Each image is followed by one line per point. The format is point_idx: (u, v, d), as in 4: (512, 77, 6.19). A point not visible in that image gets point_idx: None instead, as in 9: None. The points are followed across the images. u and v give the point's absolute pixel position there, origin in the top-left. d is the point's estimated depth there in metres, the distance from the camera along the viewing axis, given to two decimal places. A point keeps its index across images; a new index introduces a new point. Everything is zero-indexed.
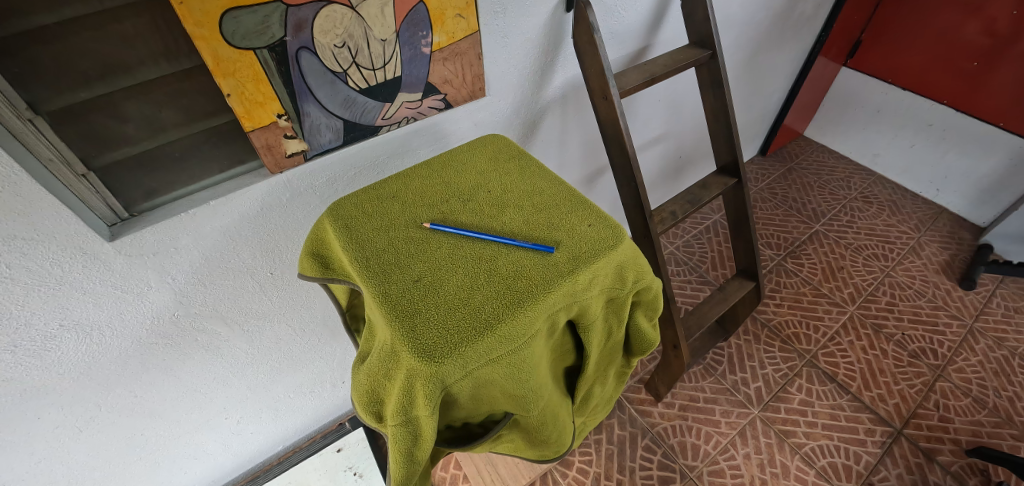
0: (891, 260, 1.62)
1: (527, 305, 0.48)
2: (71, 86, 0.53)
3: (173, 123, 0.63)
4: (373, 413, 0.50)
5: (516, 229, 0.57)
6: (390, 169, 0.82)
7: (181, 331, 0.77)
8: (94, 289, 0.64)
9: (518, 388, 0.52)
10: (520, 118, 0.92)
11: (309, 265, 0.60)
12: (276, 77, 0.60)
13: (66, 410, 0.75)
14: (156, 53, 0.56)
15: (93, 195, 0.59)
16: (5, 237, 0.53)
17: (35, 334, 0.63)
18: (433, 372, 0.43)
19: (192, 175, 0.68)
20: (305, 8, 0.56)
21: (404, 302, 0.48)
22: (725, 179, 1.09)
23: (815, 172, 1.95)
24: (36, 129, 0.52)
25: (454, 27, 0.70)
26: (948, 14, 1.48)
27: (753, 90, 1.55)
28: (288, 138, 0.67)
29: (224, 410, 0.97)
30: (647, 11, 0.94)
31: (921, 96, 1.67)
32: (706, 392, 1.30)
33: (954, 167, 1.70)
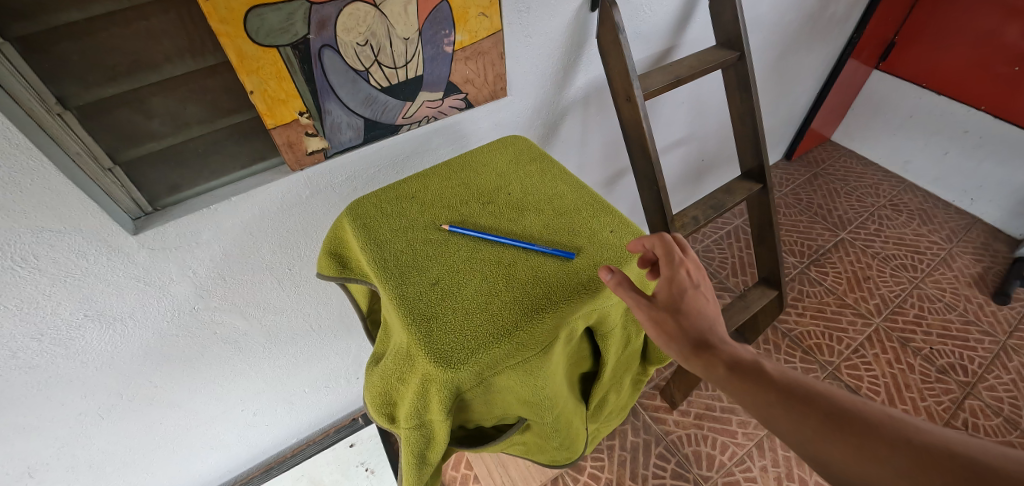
0: (920, 271, 1.57)
1: (546, 312, 0.47)
2: (98, 82, 0.54)
3: (197, 119, 0.63)
4: (386, 415, 0.49)
5: (535, 233, 0.56)
6: (410, 169, 0.82)
7: (200, 323, 0.78)
8: (118, 281, 0.65)
9: (533, 395, 0.51)
10: (541, 118, 0.91)
11: (327, 264, 0.60)
12: (298, 74, 0.60)
13: (88, 397, 0.77)
14: (182, 49, 0.57)
15: (119, 188, 0.60)
16: (34, 228, 0.54)
17: (60, 323, 0.65)
18: (449, 378, 0.42)
19: (215, 171, 0.69)
20: (328, 6, 0.56)
21: (422, 305, 0.47)
22: (750, 184, 1.06)
23: (842, 178, 1.90)
24: (65, 124, 0.53)
25: (478, 26, 0.69)
26: (987, 16, 1.41)
27: (780, 93, 1.51)
28: (309, 136, 0.67)
29: (242, 402, 0.98)
30: (673, 10, 0.91)
31: (957, 101, 1.60)
32: (724, 401, 1.27)
33: (989, 176, 1.63)
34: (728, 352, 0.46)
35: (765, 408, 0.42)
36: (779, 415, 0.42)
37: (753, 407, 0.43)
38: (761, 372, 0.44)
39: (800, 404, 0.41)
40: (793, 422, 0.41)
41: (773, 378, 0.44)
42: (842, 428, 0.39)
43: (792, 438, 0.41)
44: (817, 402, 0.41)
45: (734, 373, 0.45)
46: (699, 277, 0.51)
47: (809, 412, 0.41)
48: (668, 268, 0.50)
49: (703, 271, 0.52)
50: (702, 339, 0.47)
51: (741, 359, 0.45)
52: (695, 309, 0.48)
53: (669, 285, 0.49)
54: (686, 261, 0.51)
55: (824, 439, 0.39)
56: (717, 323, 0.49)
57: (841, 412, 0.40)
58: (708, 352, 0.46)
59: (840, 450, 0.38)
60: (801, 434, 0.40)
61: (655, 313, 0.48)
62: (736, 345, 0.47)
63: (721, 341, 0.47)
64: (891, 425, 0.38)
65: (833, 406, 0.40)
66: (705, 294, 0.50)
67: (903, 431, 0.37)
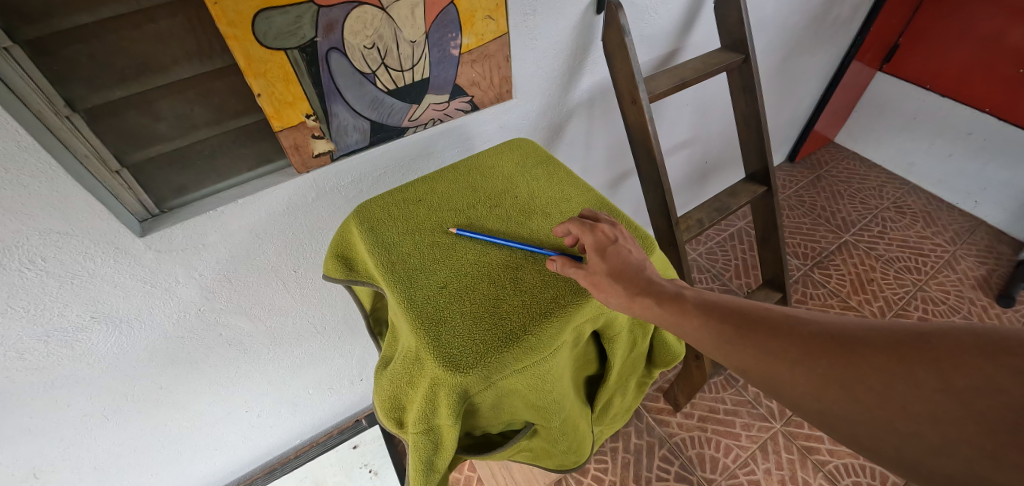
0: (924, 274, 1.56)
1: (554, 316, 0.47)
2: (106, 84, 0.54)
3: (204, 122, 0.63)
4: (394, 419, 0.49)
5: (543, 237, 0.56)
6: (415, 171, 0.82)
7: (206, 325, 0.78)
8: (125, 283, 0.65)
9: (540, 399, 0.51)
10: (546, 120, 0.91)
11: (333, 266, 0.60)
12: (306, 77, 0.60)
13: (95, 398, 0.77)
14: (190, 52, 0.57)
15: (127, 190, 0.61)
16: (41, 230, 0.54)
17: (67, 325, 0.65)
18: (459, 382, 0.42)
19: (222, 173, 0.69)
20: (336, 9, 0.56)
21: (430, 309, 0.47)
22: (754, 187, 1.06)
23: (845, 180, 1.89)
24: (73, 126, 0.54)
25: (484, 29, 0.69)
26: (991, 18, 1.40)
27: (783, 95, 1.51)
28: (315, 138, 0.67)
29: (247, 402, 0.98)
30: (679, 13, 0.91)
31: (961, 103, 1.60)
32: (727, 403, 1.27)
33: (994, 178, 1.63)
34: (662, 291, 0.46)
35: (709, 334, 0.43)
36: (723, 337, 0.43)
37: (697, 336, 0.44)
38: (698, 300, 0.46)
39: (740, 324, 0.43)
40: (736, 341, 0.42)
41: (710, 304, 0.45)
42: (779, 334, 0.41)
43: (738, 358, 0.42)
44: (753, 319, 0.43)
45: (676, 307, 0.45)
46: (618, 236, 0.50)
47: (747, 327, 0.42)
48: (587, 234, 0.50)
49: (623, 230, 0.52)
50: (638, 282, 0.47)
51: (679, 293, 0.46)
52: (626, 266, 0.47)
53: (594, 251, 0.48)
54: (603, 224, 0.51)
55: (767, 349, 0.40)
56: (646, 270, 0.48)
57: (775, 322, 0.42)
58: (646, 292, 0.46)
59: (781, 354, 0.40)
60: (746, 351, 0.41)
61: (591, 276, 0.47)
62: (672, 283, 0.48)
63: (655, 283, 0.47)
64: (818, 322, 0.40)
65: (767, 319, 0.42)
66: (630, 248, 0.50)
67: (827, 324, 0.39)
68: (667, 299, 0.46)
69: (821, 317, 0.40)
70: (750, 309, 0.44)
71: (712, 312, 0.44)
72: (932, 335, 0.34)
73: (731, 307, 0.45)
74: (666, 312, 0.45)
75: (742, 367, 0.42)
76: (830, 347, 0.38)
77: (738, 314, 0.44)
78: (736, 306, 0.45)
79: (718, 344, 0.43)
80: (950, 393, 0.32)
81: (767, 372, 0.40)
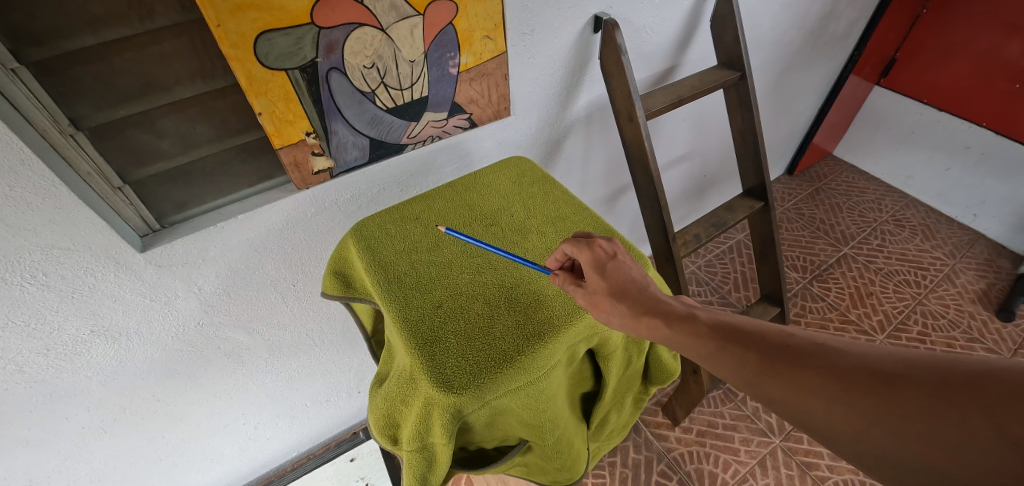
0: (924, 288, 1.56)
1: (547, 337, 0.47)
2: (110, 103, 0.55)
3: (206, 139, 0.64)
4: (388, 437, 0.49)
5: (538, 256, 0.56)
6: (414, 187, 0.83)
7: (205, 339, 0.79)
8: (124, 297, 0.66)
9: (535, 417, 0.51)
10: (544, 136, 0.91)
11: (331, 283, 0.61)
12: (306, 96, 0.61)
13: (92, 411, 0.77)
14: (193, 73, 0.58)
15: (127, 206, 0.62)
16: (44, 246, 0.55)
17: (66, 338, 0.65)
18: (452, 402, 0.42)
19: (222, 190, 0.70)
20: (336, 30, 0.57)
21: (425, 329, 0.48)
22: (751, 202, 1.07)
23: (844, 193, 1.90)
24: (78, 144, 0.55)
25: (482, 48, 0.71)
26: (986, 33, 1.42)
27: (781, 110, 1.52)
28: (315, 156, 0.68)
29: (243, 415, 0.98)
30: (675, 31, 0.93)
31: (959, 117, 1.61)
32: (726, 418, 1.26)
33: (992, 192, 1.64)
34: (674, 312, 0.46)
35: (732, 362, 0.42)
36: (748, 368, 0.41)
37: (720, 364, 0.43)
38: (716, 326, 0.45)
39: (766, 353, 0.41)
40: (763, 371, 0.40)
41: (728, 330, 0.44)
42: (812, 367, 0.38)
43: (766, 390, 0.39)
44: (780, 348, 0.40)
45: (693, 331, 0.44)
46: (616, 251, 0.50)
47: (775, 357, 0.40)
48: (584, 251, 0.50)
49: (619, 244, 0.52)
50: (649, 305, 0.47)
51: (692, 315, 0.46)
52: (627, 286, 0.47)
53: (592, 268, 0.49)
54: (599, 239, 0.51)
55: (799, 383, 0.38)
56: (652, 291, 0.48)
57: (804, 352, 0.39)
58: (657, 315, 0.46)
59: (814, 388, 0.37)
60: (774, 384, 0.39)
61: (591, 294, 0.48)
62: (686, 305, 0.47)
63: (665, 303, 0.47)
64: (853, 354, 0.38)
65: (795, 348, 0.40)
66: (627, 263, 0.50)
67: (865, 358, 0.37)
68: (682, 323, 0.45)
69: (856, 349, 0.38)
70: (775, 336, 0.42)
71: (735, 340, 0.43)
72: (981, 377, 0.32)
73: (754, 334, 0.43)
74: (684, 338, 0.44)
75: (770, 402, 0.39)
76: (869, 385, 0.35)
77: (763, 342, 0.42)
78: (760, 332, 0.43)
79: (739, 373, 0.41)
80: (1004, 441, 0.29)
81: (801, 408, 0.38)
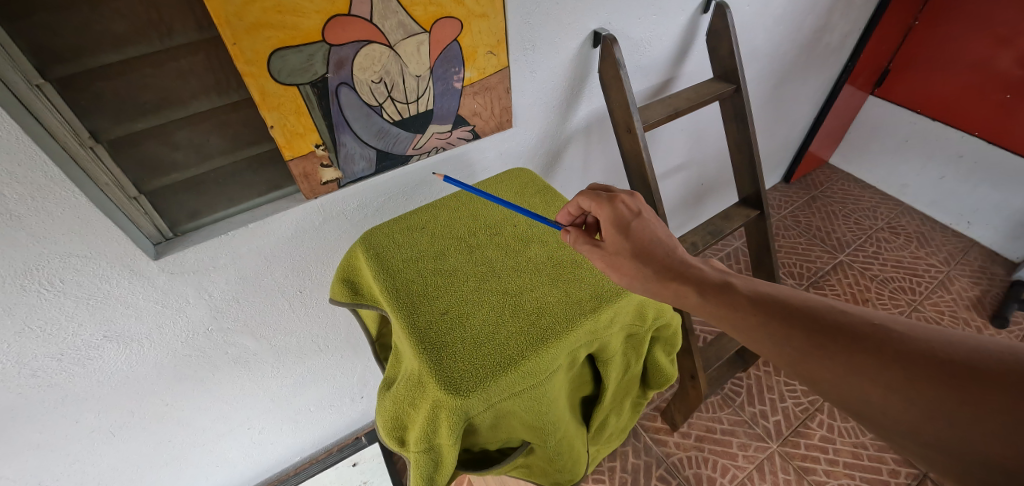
0: (919, 294, 1.58)
1: (549, 342, 0.49)
2: (129, 117, 0.58)
3: (219, 151, 0.67)
4: (396, 438, 0.51)
5: (540, 263, 0.58)
6: (419, 196, 0.85)
7: (214, 344, 0.81)
8: (137, 303, 0.68)
9: (537, 420, 0.53)
10: (545, 147, 0.94)
11: (339, 291, 0.63)
12: (316, 110, 0.64)
13: (102, 415, 0.79)
14: (208, 87, 0.60)
15: (142, 215, 0.64)
16: (61, 254, 0.57)
17: (80, 343, 0.67)
18: (458, 405, 0.44)
19: (233, 199, 0.72)
20: (346, 47, 0.60)
21: (433, 334, 0.50)
22: (747, 210, 1.10)
23: (839, 200, 1.93)
24: (96, 156, 0.57)
25: (485, 63, 0.73)
26: (977, 45, 1.46)
27: (777, 119, 1.55)
28: (324, 167, 0.70)
29: (248, 420, 1.00)
30: (672, 45, 0.95)
31: (951, 127, 1.64)
32: (724, 423, 1.27)
33: (985, 200, 1.67)
34: (712, 283, 0.50)
35: (776, 339, 0.44)
36: (792, 346, 0.43)
37: (762, 340, 0.45)
38: (756, 298, 0.47)
39: (814, 331, 0.42)
40: (810, 350, 0.41)
41: (775, 307, 0.45)
42: (863, 348, 0.39)
43: (811, 369, 0.41)
44: (829, 326, 0.42)
45: (733, 304, 0.47)
46: (638, 207, 0.56)
47: (823, 337, 0.41)
48: (606, 207, 0.56)
49: (641, 201, 0.58)
50: (679, 272, 0.51)
51: (729, 284, 0.49)
52: (648, 244, 0.53)
53: (612, 225, 0.55)
54: (621, 195, 0.57)
55: (848, 363, 0.39)
56: (677, 253, 0.53)
57: (855, 332, 0.41)
58: (687, 283, 0.50)
59: (865, 370, 0.39)
60: (820, 361, 0.41)
61: (612, 255, 0.53)
62: (720, 275, 0.51)
63: (694, 268, 0.51)
64: (911, 338, 0.38)
65: (847, 327, 0.41)
66: (651, 221, 0.55)
67: (922, 342, 0.38)
68: (720, 295, 0.48)
69: (913, 332, 0.39)
70: (827, 314, 0.43)
71: (779, 315, 0.45)
72: None
73: (800, 309, 0.44)
74: (722, 309, 0.48)
75: (815, 381, 0.41)
76: (926, 371, 0.36)
77: (810, 318, 0.43)
78: (806, 307, 0.44)
79: (782, 352, 0.43)
80: None
81: (846, 386, 0.40)
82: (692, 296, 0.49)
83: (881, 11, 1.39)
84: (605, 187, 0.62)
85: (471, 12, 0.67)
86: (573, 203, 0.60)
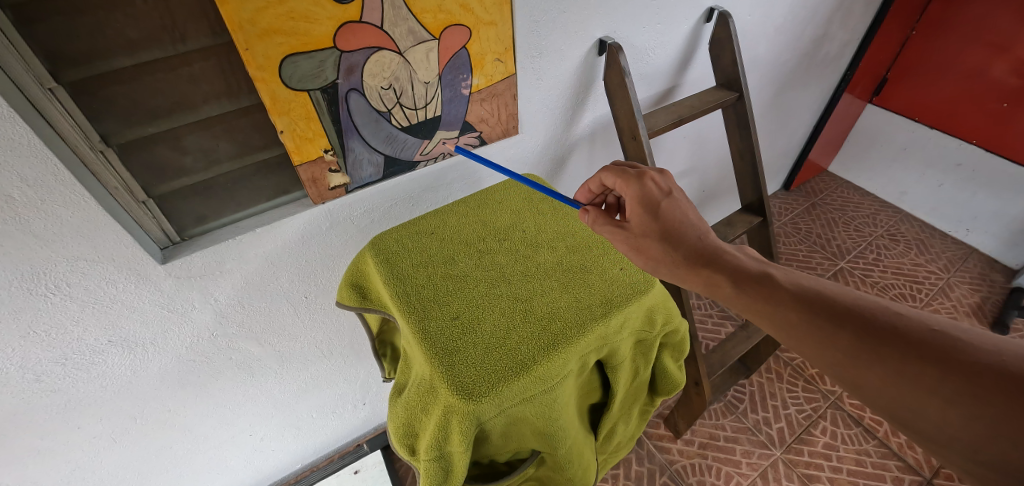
0: (920, 301, 1.59)
1: (560, 347, 0.49)
2: (140, 121, 0.58)
3: (227, 155, 0.67)
4: (406, 445, 0.51)
5: (551, 268, 0.59)
6: (425, 202, 0.86)
7: (218, 350, 0.80)
8: (143, 307, 0.67)
9: (547, 426, 0.53)
10: (550, 153, 0.94)
11: (348, 295, 0.63)
12: (326, 115, 0.64)
13: (105, 421, 0.78)
14: (219, 93, 0.60)
15: (150, 219, 0.64)
16: (70, 257, 0.57)
17: (84, 348, 0.67)
18: (472, 410, 0.44)
19: (241, 204, 0.72)
20: (357, 53, 0.60)
21: (444, 340, 0.50)
22: (750, 217, 1.11)
23: (839, 207, 1.94)
24: (107, 160, 0.57)
25: (493, 70, 0.74)
26: (973, 54, 1.48)
27: (777, 127, 1.56)
28: (332, 172, 0.70)
29: (249, 427, 0.99)
30: (675, 53, 0.97)
31: (949, 135, 1.66)
32: (728, 430, 1.27)
33: (983, 207, 1.68)
34: (750, 274, 0.50)
35: (821, 340, 0.44)
36: (838, 348, 0.43)
37: (805, 341, 0.45)
38: (799, 294, 0.47)
39: (865, 333, 0.42)
40: (859, 354, 0.42)
41: (824, 305, 0.45)
42: (919, 356, 0.39)
43: (857, 374, 0.42)
44: (882, 330, 0.42)
45: (774, 298, 0.48)
46: (667, 185, 0.58)
47: (873, 341, 0.42)
48: (633, 184, 0.58)
49: (670, 179, 0.59)
50: (710, 257, 0.53)
51: (767, 275, 0.50)
52: (675, 223, 0.55)
53: (637, 202, 0.57)
54: (650, 173, 0.58)
55: (901, 370, 0.40)
56: (707, 234, 0.55)
57: (911, 337, 0.41)
58: (720, 271, 0.51)
59: (919, 378, 0.39)
60: (869, 366, 0.41)
61: (634, 237, 0.56)
62: (759, 266, 0.52)
63: (727, 255, 0.53)
64: (974, 349, 0.38)
65: (902, 331, 0.41)
66: (681, 200, 0.57)
67: (988, 353, 0.37)
68: (759, 288, 0.49)
69: (975, 340, 0.39)
70: (880, 318, 0.43)
71: (826, 314, 0.45)
72: None
73: (850, 309, 0.44)
74: (760, 303, 0.48)
75: (858, 387, 0.42)
76: (989, 385, 0.36)
77: (862, 320, 0.43)
78: (857, 307, 0.44)
79: (826, 354, 0.44)
80: None
81: (894, 395, 0.40)
82: (724, 285, 0.51)
83: (879, 21, 1.41)
84: (632, 164, 0.65)
85: (479, 20, 0.67)
86: (594, 178, 0.65)
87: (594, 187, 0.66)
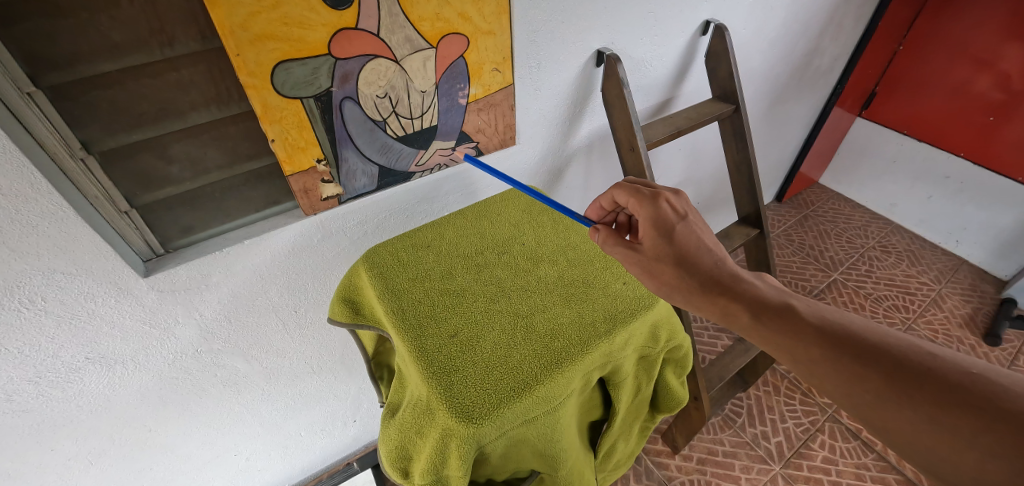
0: (913, 312, 1.60)
1: (563, 366, 0.47)
2: (124, 128, 0.55)
3: (216, 165, 0.64)
4: (398, 471, 0.48)
5: (553, 284, 0.57)
6: (421, 214, 0.84)
7: (203, 366, 0.77)
8: (124, 323, 0.64)
9: (548, 448, 0.50)
10: (547, 164, 0.93)
11: (339, 311, 0.60)
12: (319, 124, 0.62)
13: (81, 442, 0.74)
14: (208, 99, 0.58)
15: (132, 230, 0.61)
16: (45, 270, 0.54)
17: (59, 366, 0.63)
18: (471, 433, 0.42)
19: (229, 215, 0.69)
20: (352, 61, 0.59)
21: (441, 359, 0.48)
22: (747, 229, 1.10)
23: (831, 219, 1.95)
24: (87, 168, 0.54)
25: (491, 80, 0.73)
26: (959, 68, 1.50)
27: (771, 139, 1.57)
28: (325, 183, 0.68)
29: (235, 446, 0.95)
30: (672, 64, 0.96)
31: (937, 147, 1.68)
32: (726, 445, 1.25)
33: (973, 219, 1.70)
34: (771, 305, 0.49)
35: (847, 378, 0.42)
36: (868, 388, 0.41)
37: (828, 376, 0.44)
38: (823, 327, 0.46)
39: (896, 374, 0.41)
40: (888, 396, 0.40)
41: (849, 343, 0.44)
42: (956, 401, 0.38)
43: (887, 417, 0.40)
44: (915, 371, 0.40)
45: (795, 331, 0.46)
46: (682, 207, 0.57)
47: (904, 383, 0.40)
48: (646, 204, 0.56)
49: (685, 200, 0.58)
50: (728, 285, 0.51)
51: (789, 306, 0.49)
52: (690, 248, 0.54)
53: (651, 224, 0.55)
54: (665, 194, 0.57)
55: (934, 416, 0.38)
56: (724, 260, 0.54)
57: (948, 380, 0.39)
58: (737, 300, 0.50)
59: (957, 426, 0.37)
60: (900, 409, 0.40)
61: (647, 259, 0.54)
62: (779, 294, 0.51)
63: (744, 282, 0.51)
64: (1018, 396, 0.37)
65: (937, 374, 0.40)
66: (695, 221, 0.56)
67: None
68: (780, 320, 0.48)
69: (1017, 386, 0.37)
70: (914, 358, 0.41)
71: (853, 352, 0.43)
72: None
73: (878, 347, 0.43)
74: (780, 335, 0.47)
75: (886, 430, 0.41)
76: None
77: (892, 359, 0.42)
78: (885, 345, 0.43)
79: (850, 392, 0.42)
80: None
81: (924, 441, 0.39)
82: (743, 314, 0.49)
83: (868, 35, 1.44)
84: (643, 181, 0.63)
85: (478, 29, 0.66)
86: (606, 195, 0.63)
87: (606, 203, 0.64)
